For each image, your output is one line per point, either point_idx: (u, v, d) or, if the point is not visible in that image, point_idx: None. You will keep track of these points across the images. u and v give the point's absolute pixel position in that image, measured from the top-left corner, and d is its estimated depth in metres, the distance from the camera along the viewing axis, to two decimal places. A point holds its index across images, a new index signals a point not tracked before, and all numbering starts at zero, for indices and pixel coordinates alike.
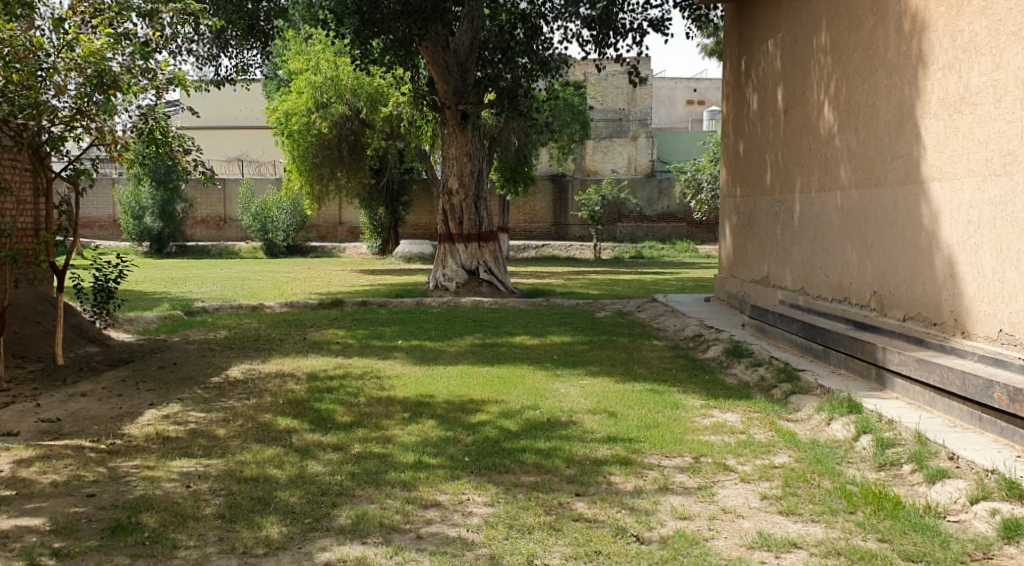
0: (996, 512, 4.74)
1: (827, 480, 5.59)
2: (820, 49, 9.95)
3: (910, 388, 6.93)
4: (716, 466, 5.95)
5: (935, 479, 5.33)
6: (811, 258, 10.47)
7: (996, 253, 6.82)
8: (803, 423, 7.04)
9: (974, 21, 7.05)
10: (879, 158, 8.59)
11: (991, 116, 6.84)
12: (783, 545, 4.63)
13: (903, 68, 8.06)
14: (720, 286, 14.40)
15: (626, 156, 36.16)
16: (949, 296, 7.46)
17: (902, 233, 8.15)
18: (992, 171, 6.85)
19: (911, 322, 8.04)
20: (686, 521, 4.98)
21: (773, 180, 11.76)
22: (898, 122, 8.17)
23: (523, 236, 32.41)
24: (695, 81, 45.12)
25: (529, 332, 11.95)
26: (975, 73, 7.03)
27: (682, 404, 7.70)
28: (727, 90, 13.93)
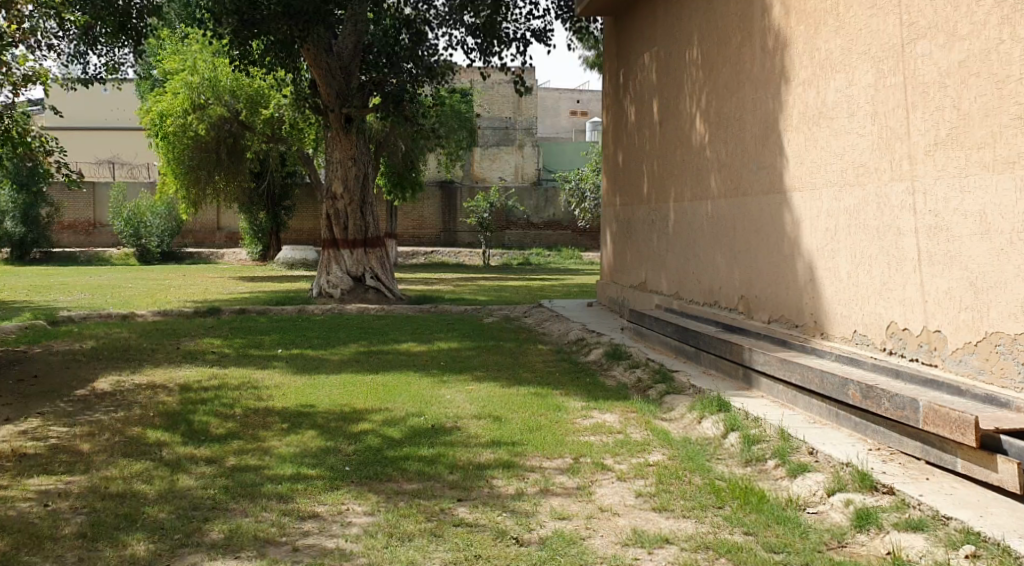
0: (850, 503, 5.01)
1: (697, 477, 5.81)
2: (692, 62, 10.32)
3: (775, 386, 7.27)
4: (594, 465, 6.11)
5: (796, 473, 5.59)
6: (684, 266, 10.82)
7: (851, 259, 7.22)
8: (676, 422, 7.30)
9: (829, 40, 7.43)
10: (745, 168, 8.96)
11: (845, 130, 7.23)
12: (656, 541, 4.78)
13: (767, 83, 8.44)
14: (601, 292, 14.69)
15: (513, 165, 36.47)
16: (809, 299, 7.85)
17: (767, 240, 8.52)
18: (847, 181, 7.24)
19: (776, 324, 8.43)
20: (564, 521, 5.10)
21: (650, 189, 12.10)
22: (764, 134, 8.55)
23: (410, 243, 32.30)
24: (578, 92, 45.93)
25: (416, 339, 11.94)
26: (831, 89, 7.42)
27: (564, 407, 7.86)
28: (607, 102, 14.22)
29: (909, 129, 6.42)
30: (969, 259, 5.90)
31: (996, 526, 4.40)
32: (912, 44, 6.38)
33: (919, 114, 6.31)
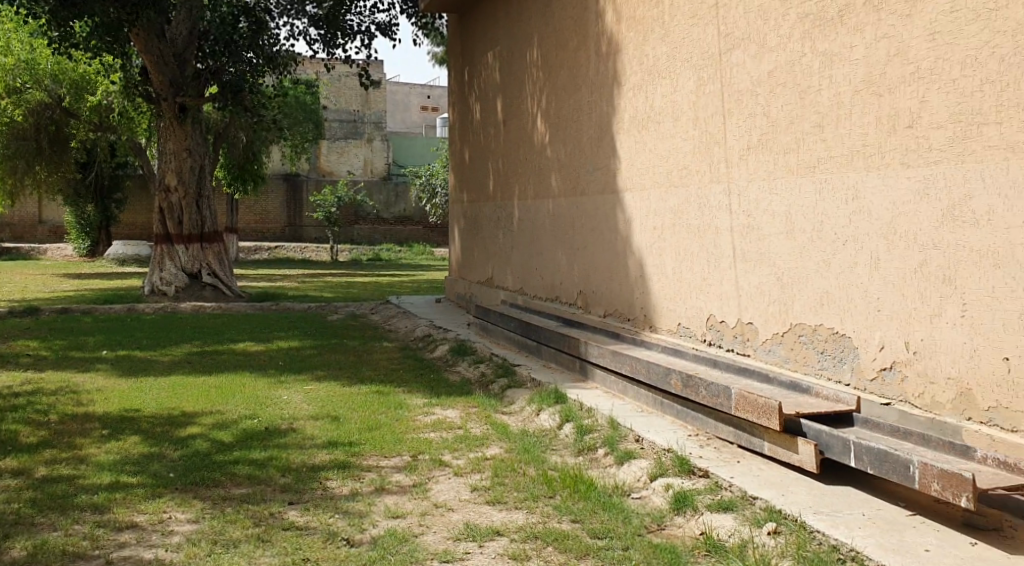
0: (669, 487, 5.27)
1: (531, 468, 5.95)
2: (532, 63, 10.51)
3: (608, 378, 7.53)
4: (431, 462, 6.15)
5: (623, 461, 5.83)
6: (527, 262, 11.02)
7: (676, 256, 7.54)
8: (515, 415, 7.44)
9: (655, 47, 7.74)
10: (582, 168, 9.20)
11: (670, 133, 7.55)
12: (487, 534, 4.85)
13: (601, 86, 8.71)
14: (449, 288, 14.75)
15: (362, 159, 36.02)
16: (639, 294, 8.15)
17: (602, 237, 8.79)
18: (672, 182, 7.56)
19: (610, 318, 8.72)
20: (398, 520, 5.12)
21: (495, 187, 12.24)
22: (598, 135, 8.82)
23: (254, 238, 31.47)
24: (429, 88, 45.90)
25: (253, 339, 11.67)
26: (657, 94, 7.73)
27: (405, 404, 7.87)
28: (453, 99, 14.29)
29: (726, 134, 6.79)
30: (777, 256, 6.31)
31: (793, 503, 4.74)
32: (727, 54, 6.75)
33: (734, 120, 6.70)
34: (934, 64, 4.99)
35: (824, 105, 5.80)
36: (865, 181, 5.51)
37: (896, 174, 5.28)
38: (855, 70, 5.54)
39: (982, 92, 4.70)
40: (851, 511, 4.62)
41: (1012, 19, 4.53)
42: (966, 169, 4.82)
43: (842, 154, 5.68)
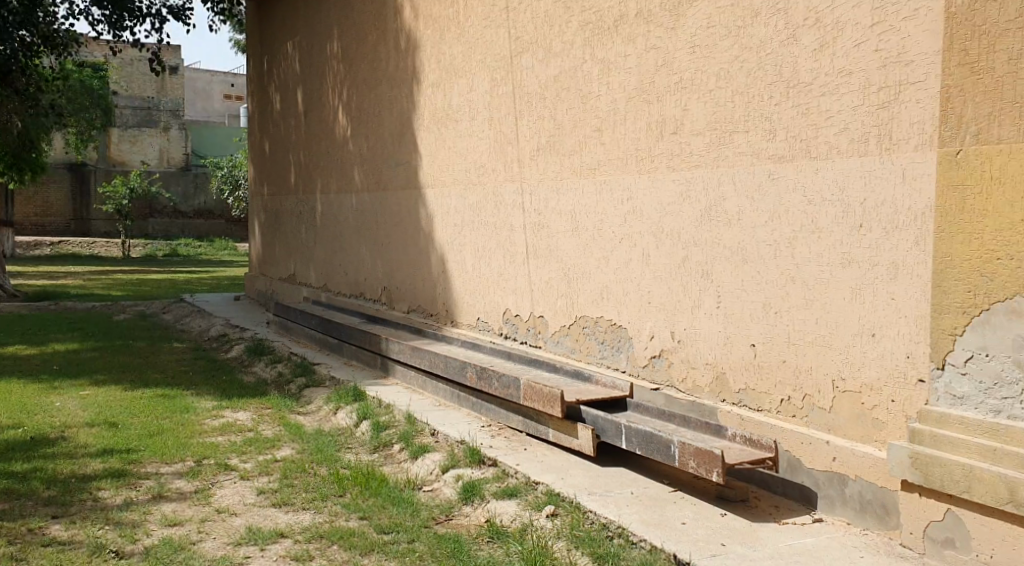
0: (459, 478, 5.38)
1: (323, 468, 5.90)
2: (332, 56, 10.38)
3: (407, 373, 7.57)
4: (216, 466, 5.99)
5: (417, 455, 5.88)
6: (330, 258, 10.89)
7: (475, 253, 7.66)
8: (312, 415, 7.34)
9: (451, 46, 7.83)
10: (383, 163, 9.20)
11: (467, 131, 7.66)
12: (270, 536, 4.77)
13: (401, 82, 8.72)
14: (249, 285, 14.30)
15: (158, 148, 34.05)
16: (441, 290, 8.22)
17: (405, 233, 8.82)
18: (470, 180, 7.67)
19: (413, 314, 8.75)
20: (174, 528, 4.95)
21: (297, 181, 12.01)
22: (399, 131, 8.83)
23: (34, 232, 29.41)
24: (233, 76, 44.37)
25: (26, 341, 10.93)
26: (454, 93, 7.82)
27: (192, 407, 7.61)
28: (252, 89, 13.87)
29: (518, 134, 6.96)
30: (564, 252, 6.54)
31: (571, 485, 5.05)
32: (517, 57, 6.93)
33: (525, 121, 6.88)
34: (695, 75, 5.32)
35: (603, 109, 6.06)
36: (638, 184, 5.80)
37: (664, 177, 5.60)
38: (628, 78, 5.83)
39: (735, 103, 5.06)
40: (621, 490, 5.00)
41: (757, 37, 4.91)
42: (722, 173, 5.17)
43: (619, 157, 5.95)
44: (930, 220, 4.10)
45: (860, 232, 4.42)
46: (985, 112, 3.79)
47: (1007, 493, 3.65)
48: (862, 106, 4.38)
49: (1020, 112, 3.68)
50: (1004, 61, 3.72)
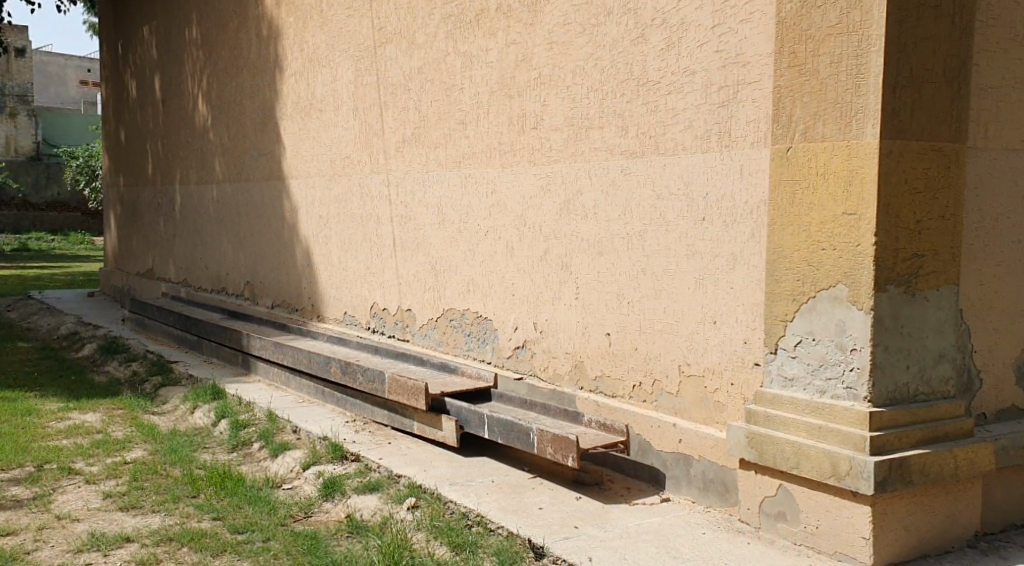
0: (320, 474, 5.33)
1: (176, 469, 5.74)
2: (191, 42, 10.07)
3: (269, 370, 7.44)
4: (60, 471, 5.74)
5: (278, 453, 5.79)
6: (190, 252, 10.56)
7: (341, 246, 7.58)
8: (167, 415, 7.11)
9: (314, 35, 7.71)
10: (246, 154, 8.98)
11: (331, 122, 7.57)
12: (114, 542, 4.61)
13: (263, 70, 8.54)
14: (104, 281, 13.67)
15: (4, 135, 32.18)
16: (306, 284, 8.10)
17: (268, 225, 8.64)
18: (335, 172, 7.59)
19: (277, 309, 8.59)
20: (9, 537, 4.72)
21: (154, 171, 11.59)
22: (262, 121, 8.65)
23: None
24: (89, 61, 42.43)
25: None
26: (318, 83, 7.71)
27: (36, 410, 7.26)
28: (106, 75, 13.31)
29: (382, 126, 6.92)
30: (430, 245, 6.54)
31: (434, 476, 5.09)
32: (380, 48, 6.88)
33: (389, 112, 6.84)
34: (552, 70, 5.41)
35: (466, 102, 6.09)
36: (501, 177, 5.86)
37: (525, 170, 5.67)
38: (490, 72, 5.87)
39: (591, 99, 5.17)
40: (483, 478, 5.08)
41: (609, 34, 5.03)
42: (579, 168, 5.28)
43: (482, 150, 5.99)
44: (764, 213, 4.32)
45: (702, 225, 4.60)
46: (810, 112, 4.04)
47: (830, 468, 3.91)
48: (704, 104, 4.55)
49: (840, 112, 3.94)
50: (827, 64, 3.97)
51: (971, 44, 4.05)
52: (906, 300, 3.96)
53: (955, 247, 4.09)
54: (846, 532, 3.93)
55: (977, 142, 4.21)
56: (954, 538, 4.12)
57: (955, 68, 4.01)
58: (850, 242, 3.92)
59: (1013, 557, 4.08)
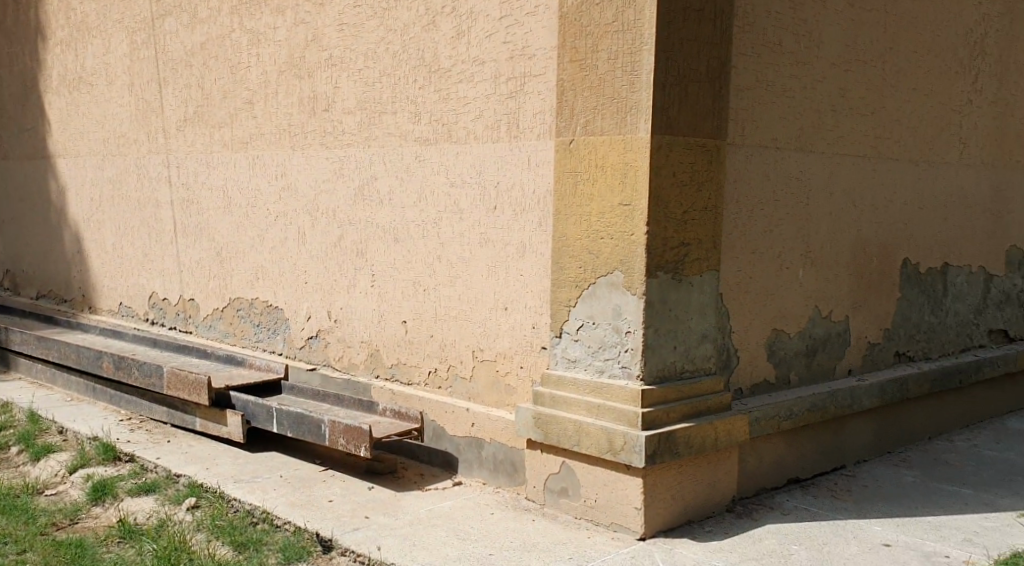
0: (89, 477, 5.02)
1: None
2: None
3: (33, 367, 6.92)
4: None
5: (39, 457, 5.38)
6: None
7: (115, 231, 7.16)
8: None
9: (83, 3, 7.22)
10: (6, 130, 8.29)
11: (104, 97, 7.12)
12: None
13: (24, 39, 7.91)
14: None
15: None
16: (77, 272, 7.59)
17: (32, 209, 8.02)
18: (109, 151, 7.16)
19: (44, 300, 8.00)
20: None
21: None
22: (24, 94, 8.01)
23: None
24: None
25: None
26: (88, 55, 7.23)
27: None
28: None
29: (161, 103, 6.59)
30: (215, 230, 6.29)
31: (214, 474, 4.93)
32: (159, 21, 6.55)
33: (169, 89, 6.52)
34: (343, 52, 5.33)
35: (253, 82, 5.90)
36: (291, 160, 5.72)
37: (316, 154, 5.56)
38: (277, 51, 5.71)
39: (382, 84, 5.14)
40: (269, 474, 4.96)
41: (400, 19, 5.02)
42: (372, 152, 5.24)
43: (270, 132, 5.83)
44: (549, 202, 4.49)
45: (494, 213, 4.71)
46: (589, 106, 4.26)
47: (607, 443, 4.16)
48: (494, 94, 4.66)
49: (616, 107, 4.18)
50: (605, 60, 4.20)
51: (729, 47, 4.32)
52: (673, 284, 4.24)
53: (716, 236, 4.38)
54: (620, 504, 4.21)
55: (733, 139, 4.44)
56: (713, 504, 4.46)
57: (716, 70, 4.28)
58: (624, 231, 4.18)
59: (765, 519, 4.43)
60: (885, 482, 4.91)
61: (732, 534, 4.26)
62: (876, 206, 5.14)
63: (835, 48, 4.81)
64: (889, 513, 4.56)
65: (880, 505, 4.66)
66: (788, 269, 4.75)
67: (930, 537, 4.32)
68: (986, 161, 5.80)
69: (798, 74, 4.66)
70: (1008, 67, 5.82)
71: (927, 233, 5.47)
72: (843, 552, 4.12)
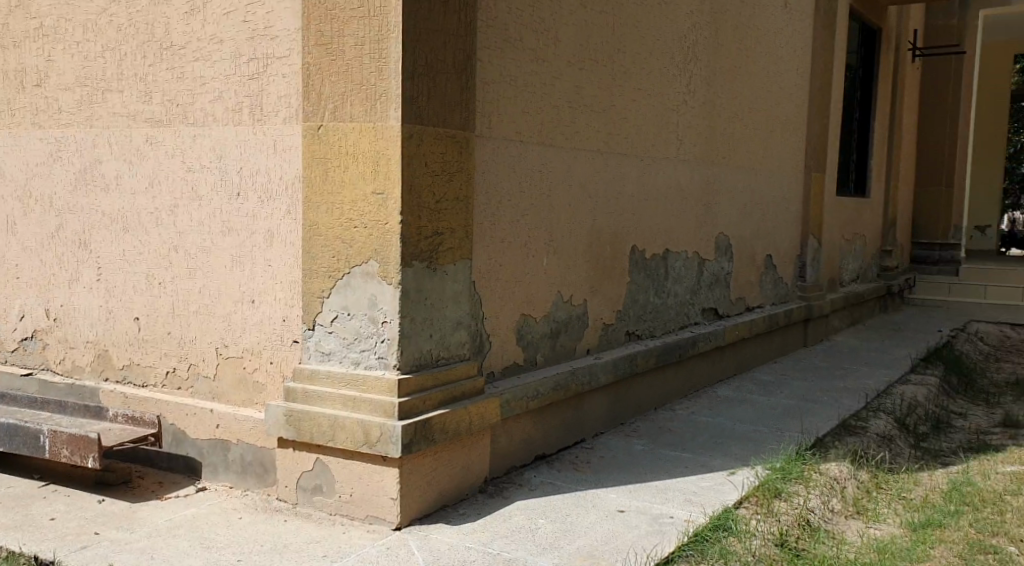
0: None
1: None
2: None
3: None
4: None
5: None
6: None
7: None
8: None
9: None
10: None
11: None
12: None
13: None
14: None
15: None
16: None
17: None
18: None
19: None
20: None
21: None
22: None
23: None
24: None
25: None
26: None
27: None
28: None
29: None
30: None
31: None
32: None
33: None
34: (58, 22, 4.85)
35: None
36: None
37: (26, 134, 5.03)
38: None
39: (104, 59, 4.74)
40: None
41: None
42: (93, 133, 4.82)
43: None
44: (298, 189, 4.32)
45: (237, 200, 4.48)
46: (337, 92, 4.16)
47: (362, 436, 4.08)
48: (233, 75, 4.42)
49: (364, 95, 4.11)
50: (352, 46, 4.12)
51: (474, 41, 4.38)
52: (427, 273, 4.24)
53: (467, 226, 4.42)
54: (376, 496, 4.15)
55: (483, 130, 4.54)
56: (467, 487, 4.51)
57: (462, 62, 4.32)
58: (377, 220, 4.12)
59: (515, 496, 4.57)
60: (620, 452, 5.24)
61: (483, 515, 4.35)
62: (608, 197, 5.47)
63: (572, 47, 5.05)
64: (623, 480, 4.87)
65: (614, 473, 4.96)
66: (534, 255, 4.94)
67: (656, 499, 4.65)
68: (698, 157, 6.36)
69: (538, 69, 4.84)
70: (713, 72, 6.41)
71: (651, 222, 5.91)
72: (583, 521, 4.35)
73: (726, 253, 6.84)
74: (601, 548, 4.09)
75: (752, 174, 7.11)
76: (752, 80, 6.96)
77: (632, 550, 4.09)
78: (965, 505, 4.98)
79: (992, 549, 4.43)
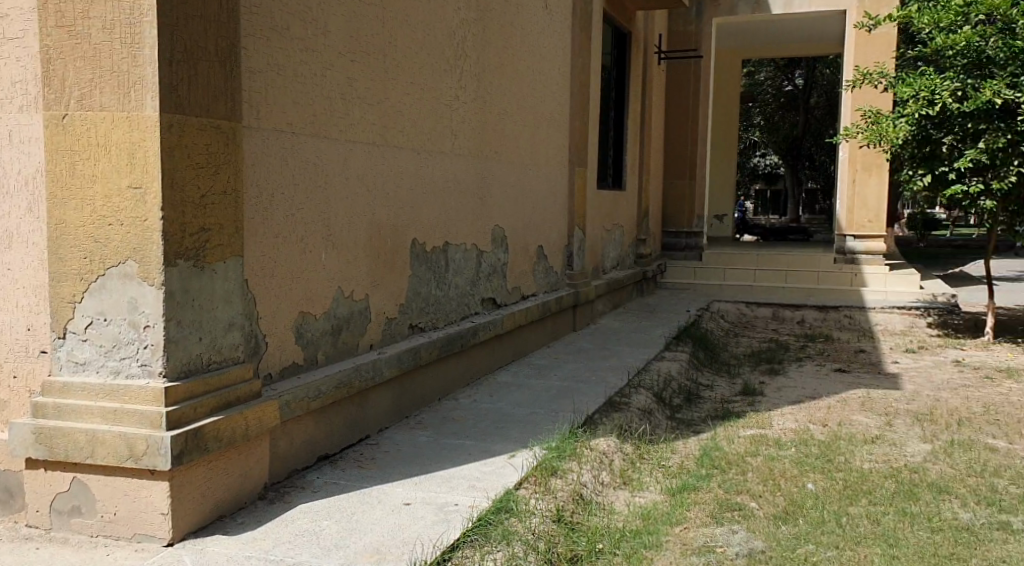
0: None
1: None
2: None
3: None
4: None
5: None
6: None
7: None
8: None
9: None
10: None
11: None
12: None
13: None
14: None
15: None
16: None
17: None
18: None
19: None
20: None
21: None
22: None
23: None
24: None
25: None
26: None
27: None
28: None
29: None
30: None
31: None
32: None
33: None
34: None
35: None
36: None
37: None
38: None
39: None
40: None
41: None
42: None
43: None
44: (41, 185, 3.94)
45: None
46: (84, 78, 3.82)
47: (126, 450, 3.80)
48: None
49: (116, 81, 3.80)
50: (99, 29, 3.79)
51: (238, 28, 4.15)
52: (195, 273, 3.98)
53: (238, 222, 4.20)
54: (143, 513, 3.87)
55: (250, 121, 4.32)
56: (246, 495, 4.29)
57: (225, 51, 4.08)
58: (136, 217, 3.82)
59: (297, 499, 4.41)
60: (403, 445, 5.19)
61: (264, 522, 4.15)
62: (384, 191, 5.39)
63: (342, 38, 4.93)
64: (408, 472, 4.82)
65: (399, 466, 4.90)
66: (310, 251, 4.78)
67: (441, 489, 4.63)
68: (471, 151, 6.40)
69: (307, 60, 4.68)
70: (481, 68, 6.47)
71: (428, 216, 5.88)
72: (369, 518, 4.27)
73: (502, 244, 6.96)
74: (387, 543, 4.02)
75: (521, 168, 7.25)
76: (518, 76, 7.08)
77: (418, 541, 4.05)
78: (714, 467, 5.39)
79: (737, 506, 4.87)
